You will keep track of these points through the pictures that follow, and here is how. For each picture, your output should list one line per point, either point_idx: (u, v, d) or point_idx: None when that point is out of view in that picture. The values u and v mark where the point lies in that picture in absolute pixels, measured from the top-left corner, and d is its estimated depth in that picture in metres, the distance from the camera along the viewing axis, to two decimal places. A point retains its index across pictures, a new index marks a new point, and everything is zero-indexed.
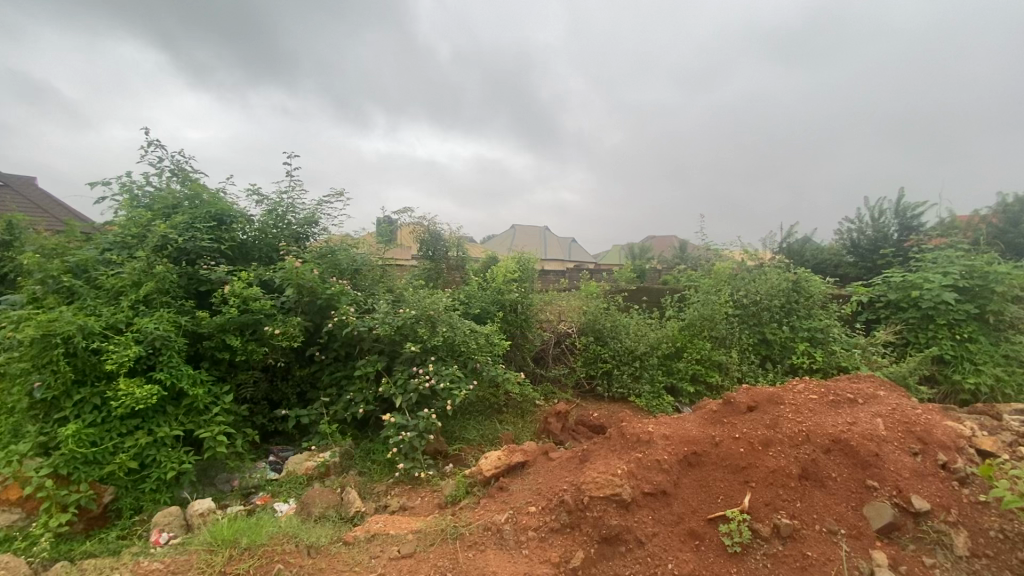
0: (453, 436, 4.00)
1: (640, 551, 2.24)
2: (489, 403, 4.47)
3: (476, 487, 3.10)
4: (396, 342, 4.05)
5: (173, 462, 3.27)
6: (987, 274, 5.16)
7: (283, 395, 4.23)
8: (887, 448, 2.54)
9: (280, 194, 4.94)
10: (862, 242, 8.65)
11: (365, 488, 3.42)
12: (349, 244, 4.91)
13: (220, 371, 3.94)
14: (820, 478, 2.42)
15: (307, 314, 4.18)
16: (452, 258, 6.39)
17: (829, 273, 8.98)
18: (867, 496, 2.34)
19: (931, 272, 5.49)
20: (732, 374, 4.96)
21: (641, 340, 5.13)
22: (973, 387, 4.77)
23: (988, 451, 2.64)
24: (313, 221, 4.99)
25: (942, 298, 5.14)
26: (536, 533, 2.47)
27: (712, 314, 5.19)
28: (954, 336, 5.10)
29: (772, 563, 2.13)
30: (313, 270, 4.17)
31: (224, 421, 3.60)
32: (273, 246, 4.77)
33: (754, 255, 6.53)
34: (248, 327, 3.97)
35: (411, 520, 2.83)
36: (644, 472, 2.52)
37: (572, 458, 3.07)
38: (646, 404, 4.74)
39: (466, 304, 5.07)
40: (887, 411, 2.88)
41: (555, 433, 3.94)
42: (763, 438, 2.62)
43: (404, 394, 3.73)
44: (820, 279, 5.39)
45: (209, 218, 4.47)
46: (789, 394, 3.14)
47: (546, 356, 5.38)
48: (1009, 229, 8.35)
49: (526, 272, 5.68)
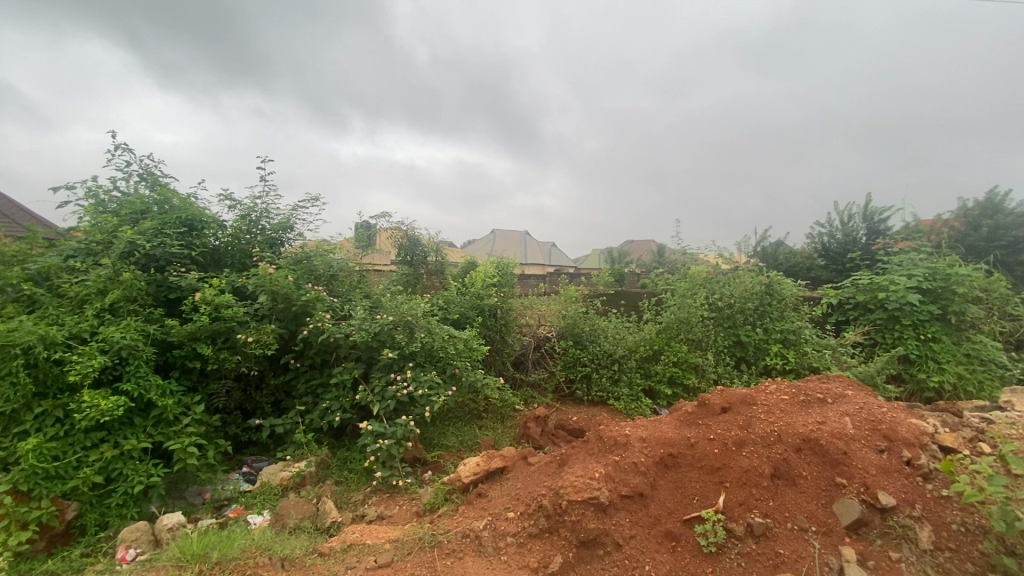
0: (432, 443, 3.96)
1: (618, 553, 2.26)
2: (468, 409, 4.45)
3: (455, 494, 3.08)
4: (373, 348, 4.01)
5: (141, 475, 3.16)
6: (949, 276, 5.36)
7: (258, 404, 4.13)
8: (854, 446, 2.61)
9: (254, 199, 4.85)
10: (833, 246, 8.90)
11: (341, 498, 3.37)
12: (326, 250, 4.83)
13: (191, 380, 3.84)
14: (791, 477, 2.47)
15: (281, 321, 4.11)
16: (431, 263, 6.36)
17: (801, 276, 9.20)
18: (836, 493, 2.40)
19: (897, 274, 5.67)
20: (708, 375, 5.05)
21: (618, 344, 5.19)
22: (937, 385, 4.93)
23: (951, 447, 2.73)
24: (288, 226, 4.90)
25: (907, 299, 5.33)
26: (514, 539, 2.46)
27: (688, 317, 5.28)
28: (919, 336, 5.28)
29: (746, 562, 2.17)
30: (287, 276, 4.10)
31: (195, 432, 3.50)
32: (247, 253, 4.67)
33: (729, 258, 6.65)
34: (220, 336, 3.88)
35: (388, 529, 2.79)
36: (621, 475, 2.54)
37: (551, 462, 3.08)
38: (625, 408, 4.79)
39: (445, 309, 5.04)
40: (854, 410, 2.96)
41: (535, 438, 3.91)
42: (737, 438, 2.66)
43: (382, 401, 3.68)
44: (792, 281, 5.51)
45: (179, 223, 4.36)
46: (762, 394, 3.21)
47: (526, 360, 5.38)
48: (970, 233, 8.70)
49: (505, 276, 5.67)
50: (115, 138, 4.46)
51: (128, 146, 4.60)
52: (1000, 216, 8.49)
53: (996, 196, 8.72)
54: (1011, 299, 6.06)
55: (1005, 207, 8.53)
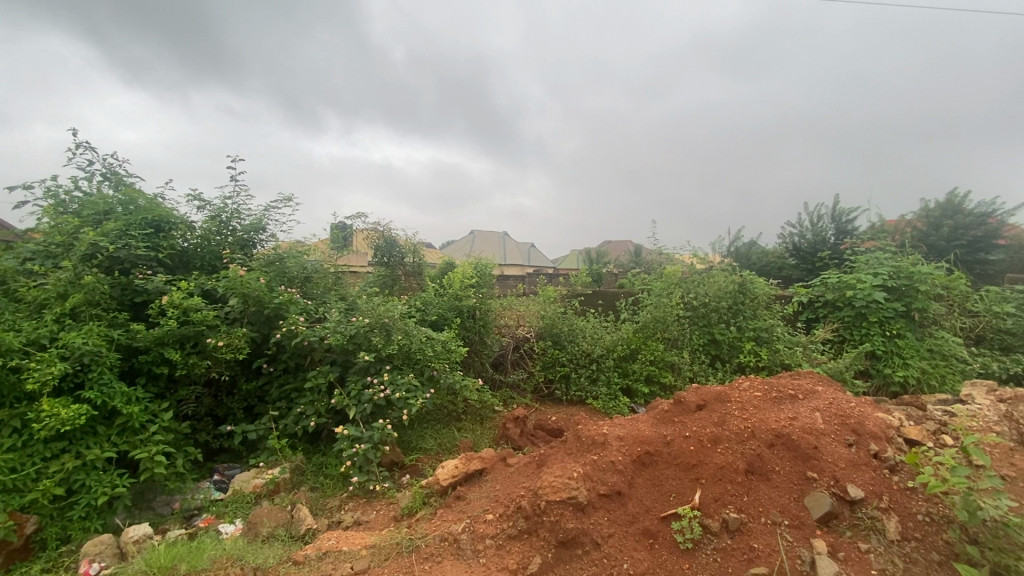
0: (410, 446, 3.91)
1: (596, 552, 2.27)
2: (447, 411, 4.41)
3: (433, 498, 3.04)
4: (349, 351, 3.94)
5: (105, 486, 3.04)
6: (912, 275, 5.55)
7: (229, 410, 4.02)
8: (824, 440, 2.67)
9: (224, 200, 4.73)
10: (803, 245, 9.15)
11: (316, 504, 3.30)
12: (300, 252, 4.74)
13: (159, 387, 3.72)
14: (764, 472, 2.52)
15: (253, 325, 4.01)
16: (408, 264, 6.31)
17: (773, 275, 9.43)
18: (807, 487, 2.45)
19: (863, 272, 5.86)
20: (684, 373, 5.11)
21: (597, 344, 5.24)
22: (902, 379, 5.10)
23: (916, 439, 2.82)
24: (260, 227, 4.79)
25: (873, 297, 5.50)
26: (493, 541, 2.44)
27: (664, 316, 5.34)
28: (885, 332, 5.45)
29: (722, 557, 2.20)
30: (259, 278, 4.01)
31: (163, 440, 3.39)
32: (217, 255, 4.55)
33: (703, 258, 6.76)
34: (189, 340, 3.77)
35: (365, 535, 2.74)
36: (599, 474, 2.56)
37: (530, 463, 3.08)
38: (603, 407, 4.82)
39: (423, 311, 4.99)
40: (824, 405, 3.03)
41: (514, 439, 3.88)
42: (712, 435, 2.71)
43: (358, 405, 3.62)
44: (764, 281, 5.64)
45: (145, 224, 4.22)
46: (736, 392, 3.26)
47: (505, 361, 5.37)
48: (931, 232, 9.04)
49: (483, 277, 5.65)
50: (76, 135, 4.31)
51: (90, 144, 4.44)
52: (959, 216, 8.85)
53: (956, 197, 9.07)
54: (970, 295, 6.31)
55: (964, 207, 8.88)
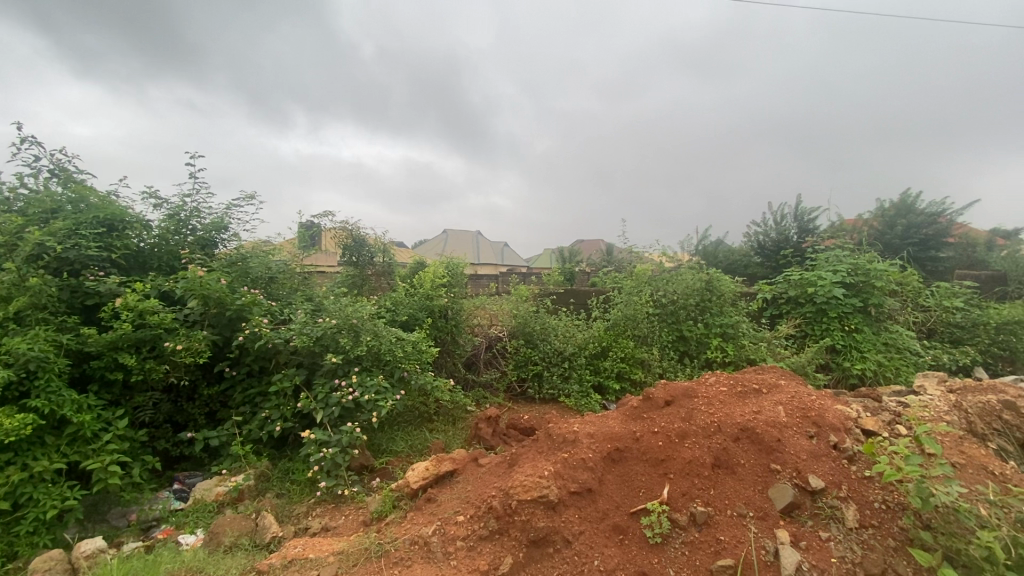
0: (380, 450, 3.84)
1: (567, 550, 2.27)
2: (418, 413, 4.36)
3: (404, 500, 3.00)
4: (315, 353, 3.85)
5: (54, 499, 2.88)
6: (869, 272, 5.77)
7: (190, 416, 3.88)
8: (787, 433, 2.74)
9: (183, 198, 4.56)
10: (767, 243, 9.43)
11: (283, 511, 3.21)
12: (264, 251, 4.59)
13: (113, 394, 3.55)
14: (730, 465, 2.58)
15: (214, 328, 3.88)
16: (378, 264, 6.20)
17: (739, 272, 9.68)
18: (771, 479, 2.51)
19: (824, 269, 6.07)
20: (653, 370, 5.18)
21: (569, 342, 5.29)
22: (860, 372, 5.29)
23: (873, 430, 2.92)
24: (222, 226, 4.62)
25: (833, 293, 5.71)
26: (464, 542, 2.42)
27: (634, 314, 5.41)
28: (844, 327, 5.66)
29: (690, 550, 2.24)
30: (220, 279, 3.88)
31: (117, 449, 3.23)
32: (175, 255, 4.37)
33: (672, 257, 6.88)
34: (146, 344, 3.61)
35: (332, 541, 2.67)
36: (570, 472, 2.56)
37: (501, 463, 3.06)
38: (575, 404, 4.85)
39: (393, 312, 4.92)
40: (787, 399, 3.12)
41: (486, 438, 3.86)
42: (680, 430, 2.76)
43: (326, 408, 3.53)
44: (730, 278, 5.77)
45: (97, 224, 4.02)
46: (702, 387, 3.33)
47: (477, 361, 5.34)
48: (887, 231, 9.42)
49: (455, 276, 5.60)
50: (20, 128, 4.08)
51: (36, 139, 4.19)
52: (912, 216, 9.24)
53: (909, 197, 9.48)
54: (921, 291, 6.62)
55: (916, 207, 9.29)
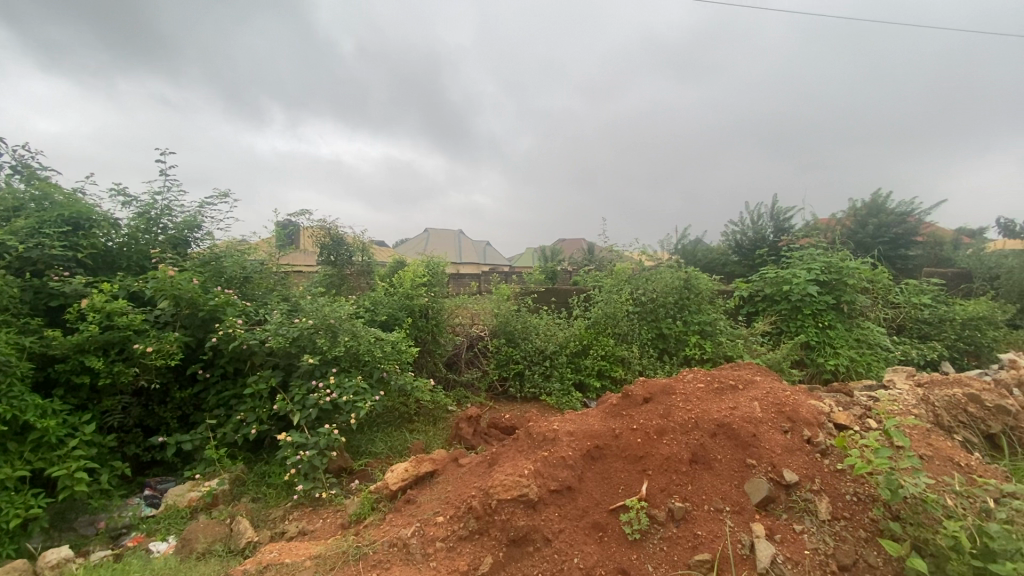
0: (360, 451, 3.80)
1: (547, 548, 2.28)
2: (399, 413, 4.31)
3: (383, 502, 2.96)
4: (292, 354, 3.78)
5: (17, 508, 2.76)
6: (841, 270, 5.92)
7: (161, 420, 3.77)
8: (762, 428, 2.79)
9: (153, 195, 4.43)
10: (744, 242, 9.60)
11: (259, 515, 3.14)
12: (239, 251, 4.49)
13: (80, 398, 3.43)
14: (707, 461, 2.61)
15: (186, 329, 3.78)
16: (356, 263, 6.12)
17: (717, 270, 9.83)
18: (747, 473, 2.55)
19: (799, 268, 6.20)
20: (633, 367, 5.22)
21: (550, 341, 5.29)
22: (834, 367, 5.42)
23: (844, 424, 2.99)
24: (194, 225, 4.50)
25: (807, 291, 5.84)
26: (444, 543, 2.40)
27: (614, 312, 5.48)
28: (817, 323, 5.79)
29: (668, 546, 2.26)
30: (192, 279, 3.78)
31: (84, 455, 3.13)
32: (146, 255, 4.25)
33: (652, 256, 6.95)
34: (114, 347, 3.50)
35: (309, 545, 2.62)
36: (549, 470, 2.56)
37: (481, 462, 3.05)
38: (556, 403, 4.86)
39: (372, 311, 4.86)
40: (762, 395, 3.17)
41: (467, 438, 3.84)
42: (659, 427, 2.79)
43: (303, 410, 3.47)
44: (708, 276, 5.86)
45: (62, 222, 3.88)
46: (680, 384, 3.37)
47: (458, 360, 5.31)
48: (859, 230, 9.68)
49: (436, 275, 5.56)
50: None
51: None
52: (883, 215, 9.51)
53: (880, 197, 9.74)
54: (891, 289, 6.82)
55: (887, 207, 9.55)
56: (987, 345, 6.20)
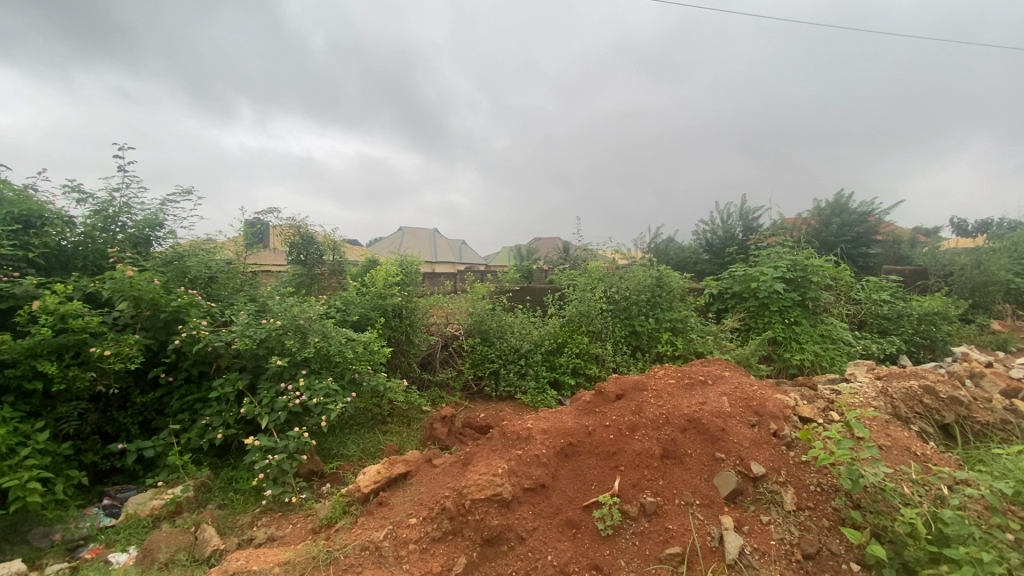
0: (331, 454, 3.73)
1: (521, 547, 2.28)
2: (371, 415, 4.25)
3: (354, 506, 2.92)
4: (260, 356, 3.69)
5: None
6: (806, 267, 6.12)
7: (121, 427, 3.62)
8: (731, 422, 2.85)
9: (111, 192, 4.25)
10: (715, 241, 9.82)
11: (225, 522, 3.05)
12: (203, 250, 4.36)
13: (33, 405, 3.27)
14: (677, 456, 2.66)
15: (148, 331, 3.64)
16: (327, 263, 6.01)
17: (689, 269, 10.02)
18: (716, 467, 2.60)
19: (766, 265, 6.37)
20: (607, 364, 5.27)
21: (525, 339, 5.30)
22: (799, 362, 5.59)
23: (808, 417, 3.08)
24: (156, 222, 4.34)
25: (774, 288, 5.99)
26: (417, 545, 2.37)
27: (588, 310, 5.54)
28: (784, 320, 5.96)
29: (640, 540, 2.29)
30: (153, 279, 3.65)
31: (37, 464, 2.98)
32: (103, 254, 4.06)
33: (625, 254, 7.04)
34: (70, 351, 3.35)
35: (278, 551, 2.56)
36: (523, 468, 2.56)
37: (455, 462, 3.04)
38: (532, 401, 4.87)
39: (344, 311, 4.78)
40: (730, 389, 3.25)
41: (441, 438, 3.82)
42: (631, 423, 2.83)
43: (271, 414, 3.39)
44: (679, 274, 5.96)
45: (11, 220, 3.70)
46: (652, 380, 3.42)
47: (433, 360, 5.27)
48: (823, 229, 10.01)
49: (409, 274, 5.50)
50: None
51: None
52: (845, 215, 9.85)
53: (842, 197, 10.09)
54: (853, 286, 7.07)
55: (849, 207, 9.89)
56: (942, 339, 6.48)
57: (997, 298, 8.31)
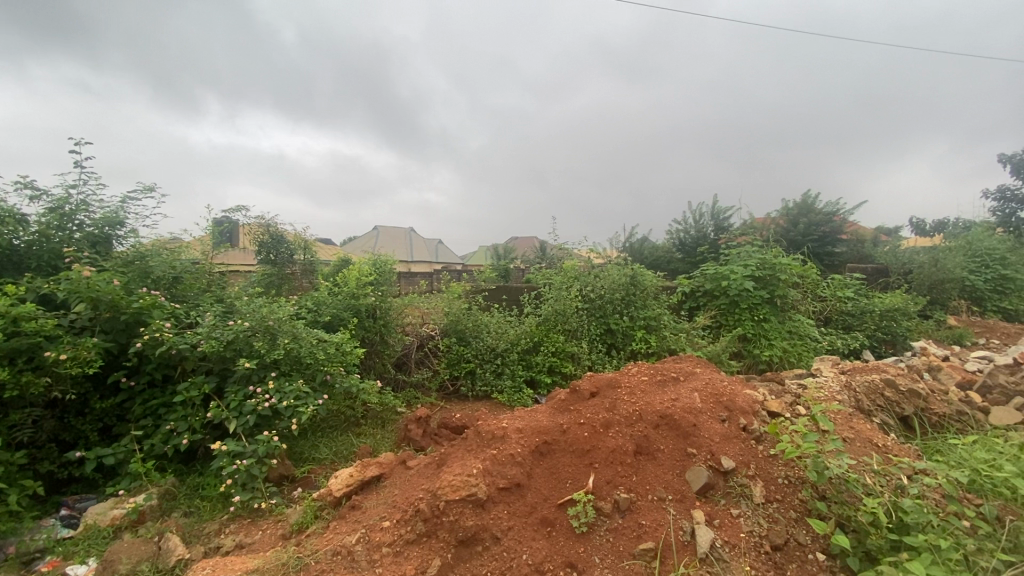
0: (302, 458, 3.65)
1: (495, 547, 2.27)
2: (345, 417, 4.18)
3: (326, 510, 2.86)
4: (227, 359, 3.59)
5: None
6: (774, 266, 6.28)
7: (79, 434, 3.46)
8: (702, 417, 2.90)
9: (68, 189, 4.08)
10: (687, 240, 10.01)
11: (191, 531, 2.95)
12: (166, 249, 4.21)
13: None
14: (650, 452, 2.70)
15: (108, 334, 3.50)
16: (298, 262, 5.89)
17: (663, 268, 10.16)
18: (688, 462, 2.65)
19: (736, 264, 6.51)
20: (583, 362, 5.30)
21: (501, 338, 5.30)
22: (768, 358, 5.73)
23: (776, 411, 3.16)
24: (116, 220, 4.17)
25: (744, 286, 6.13)
26: (390, 548, 2.34)
27: (563, 309, 5.56)
28: (754, 317, 6.10)
29: (613, 537, 2.31)
30: (113, 280, 3.50)
31: None
32: (59, 254, 3.87)
33: (600, 253, 7.09)
34: (23, 355, 3.19)
35: (246, 559, 2.49)
36: (498, 468, 2.56)
37: (430, 463, 3.01)
38: (508, 400, 4.86)
39: (316, 312, 4.69)
40: (702, 385, 3.31)
41: (416, 440, 3.78)
42: (604, 420, 2.87)
43: (239, 418, 3.30)
44: (653, 273, 6.04)
45: None
46: (625, 377, 3.46)
47: (408, 361, 5.21)
48: (791, 228, 10.30)
49: (383, 274, 5.43)
50: None
51: None
52: (811, 215, 10.16)
53: (809, 198, 10.40)
54: (819, 283, 7.29)
55: (815, 207, 10.20)
56: (902, 334, 6.75)
57: (953, 295, 8.70)
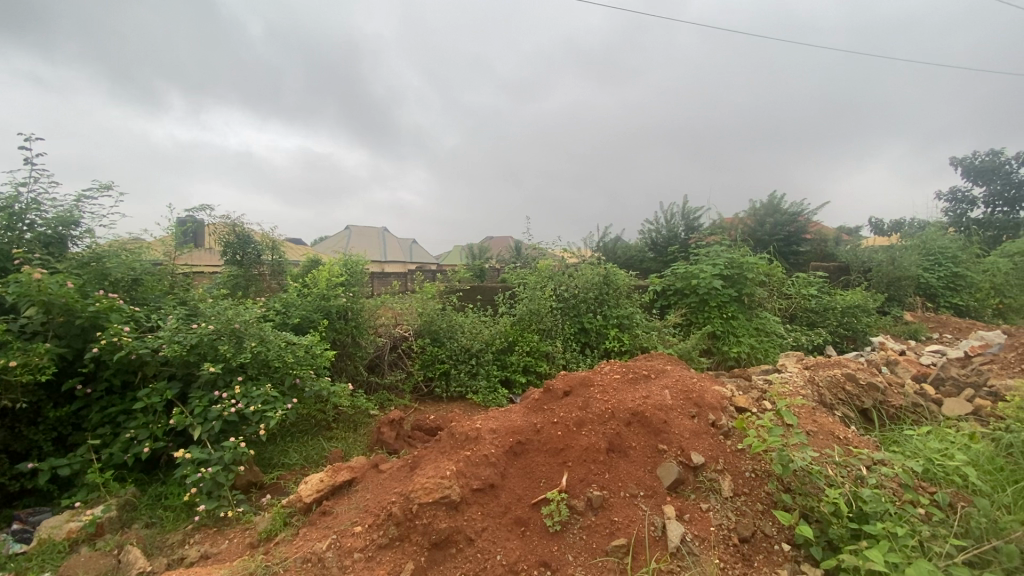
0: (271, 464, 3.56)
1: (470, 548, 2.26)
2: (315, 421, 4.10)
3: (295, 517, 2.80)
4: (191, 363, 3.48)
5: None
6: (742, 265, 6.45)
7: (31, 444, 3.29)
8: (672, 414, 2.95)
9: (17, 187, 3.87)
10: (659, 239, 10.19)
11: (153, 542, 2.84)
12: (126, 250, 4.05)
13: None
14: (622, 449, 2.73)
15: (62, 339, 3.35)
16: (265, 262, 5.74)
17: (635, 267, 10.31)
18: (659, 459, 2.69)
19: (706, 263, 6.65)
20: (557, 361, 5.33)
21: (475, 338, 5.28)
22: (737, 354, 5.88)
23: (744, 407, 3.24)
24: (71, 220, 3.98)
25: (713, 285, 6.27)
26: (362, 554, 2.30)
27: (538, 308, 5.58)
28: (722, 315, 6.25)
29: (586, 534, 2.33)
30: (67, 282, 3.35)
31: None
32: (8, 255, 3.68)
33: (573, 253, 7.15)
34: None
35: (212, 569, 2.41)
36: (472, 469, 2.55)
37: (402, 466, 2.98)
38: (483, 400, 4.85)
39: (285, 314, 4.58)
40: (672, 382, 3.36)
41: (389, 443, 3.74)
42: (577, 419, 2.88)
43: (204, 424, 3.20)
44: (625, 273, 6.12)
45: None
46: (598, 375, 3.49)
47: (380, 363, 5.14)
48: (758, 228, 10.59)
49: (355, 275, 5.35)
50: None
51: None
52: (777, 215, 10.46)
53: (775, 198, 10.71)
54: (785, 282, 7.52)
55: (781, 207, 10.50)
56: (862, 330, 7.02)
57: (909, 291, 9.09)
